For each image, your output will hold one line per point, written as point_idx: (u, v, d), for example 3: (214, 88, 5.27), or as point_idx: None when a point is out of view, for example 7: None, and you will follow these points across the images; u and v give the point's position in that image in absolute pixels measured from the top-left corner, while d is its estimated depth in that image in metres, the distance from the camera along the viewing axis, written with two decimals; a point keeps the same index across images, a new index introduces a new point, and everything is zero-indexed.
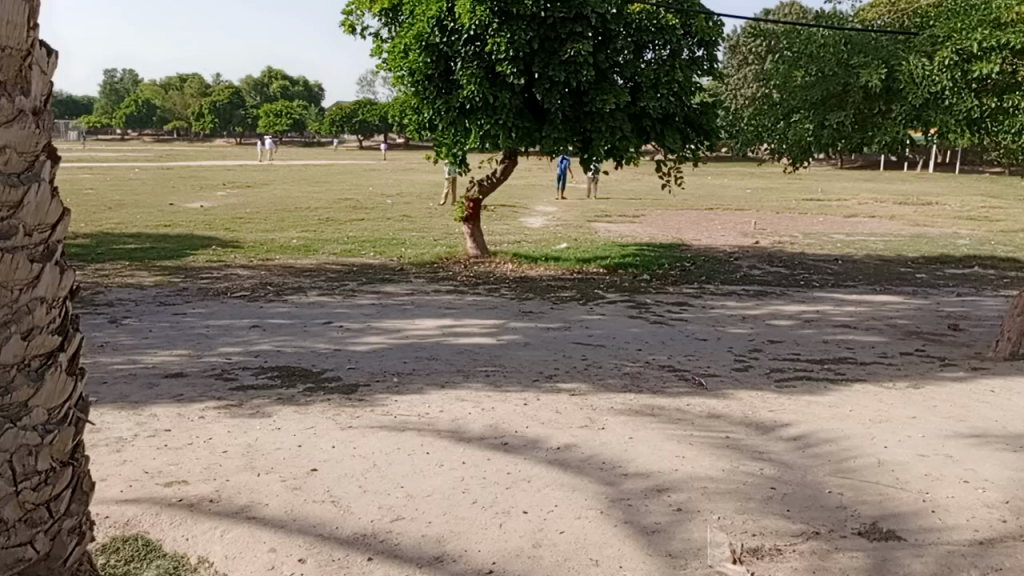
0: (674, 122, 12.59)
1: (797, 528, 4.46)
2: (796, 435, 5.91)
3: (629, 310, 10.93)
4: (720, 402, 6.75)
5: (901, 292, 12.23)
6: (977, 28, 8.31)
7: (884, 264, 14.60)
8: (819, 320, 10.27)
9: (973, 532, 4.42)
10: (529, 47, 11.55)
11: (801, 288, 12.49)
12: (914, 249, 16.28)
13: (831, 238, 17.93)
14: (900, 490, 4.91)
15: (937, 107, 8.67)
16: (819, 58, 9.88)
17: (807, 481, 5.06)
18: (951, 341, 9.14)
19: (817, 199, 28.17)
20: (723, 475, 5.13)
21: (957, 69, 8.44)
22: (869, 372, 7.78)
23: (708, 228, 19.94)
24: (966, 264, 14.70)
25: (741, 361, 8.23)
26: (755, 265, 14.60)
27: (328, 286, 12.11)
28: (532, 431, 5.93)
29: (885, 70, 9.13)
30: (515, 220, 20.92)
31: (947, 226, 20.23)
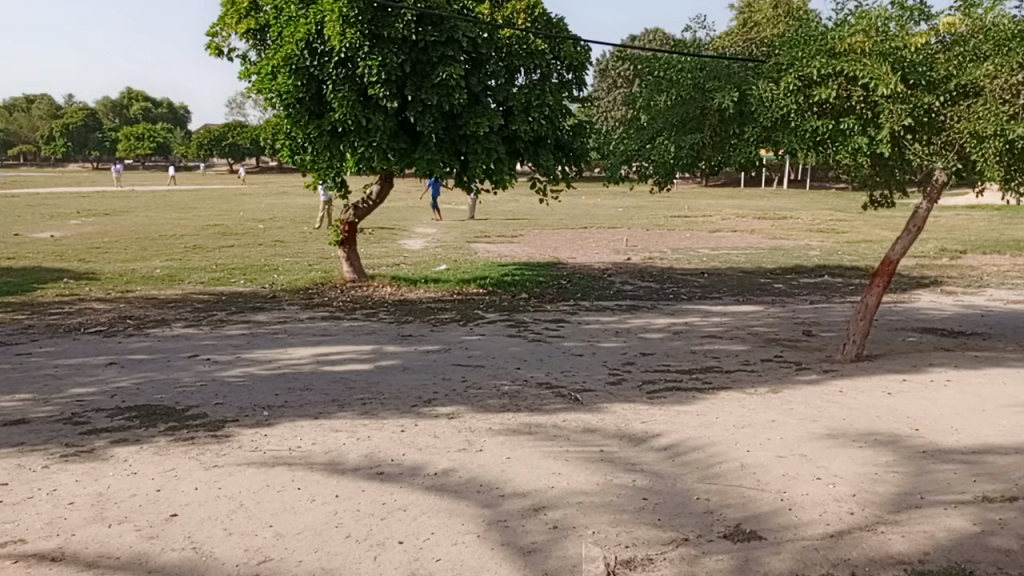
0: (547, 144, 12.83)
1: (667, 536, 4.59)
2: (667, 444, 6.12)
3: (508, 329, 11.03)
4: (595, 416, 6.90)
5: (760, 301, 13.03)
6: (815, 57, 8.59)
7: (745, 276, 15.49)
8: (688, 332, 10.75)
9: (825, 526, 4.67)
10: (401, 70, 11.60)
11: (670, 302, 13.06)
12: (771, 261, 17.39)
13: (697, 253, 18.87)
14: (761, 491, 5.16)
15: (784, 128, 9.09)
16: (678, 83, 10.04)
17: (676, 489, 5.24)
18: (806, 347, 9.79)
19: (683, 215, 29.59)
20: (597, 489, 5.23)
21: (800, 94, 8.73)
22: (733, 379, 8.20)
23: (583, 246, 20.50)
24: (817, 273, 15.83)
25: (615, 375, 8.47)
26: (627, 281, 15.14)
27: (194, 317, 11.52)
28: (408, 459, 5.83)
29: (736, 94, 9.48)
30: (393, 243, 20.75)
31: (800, 239, 21.70)
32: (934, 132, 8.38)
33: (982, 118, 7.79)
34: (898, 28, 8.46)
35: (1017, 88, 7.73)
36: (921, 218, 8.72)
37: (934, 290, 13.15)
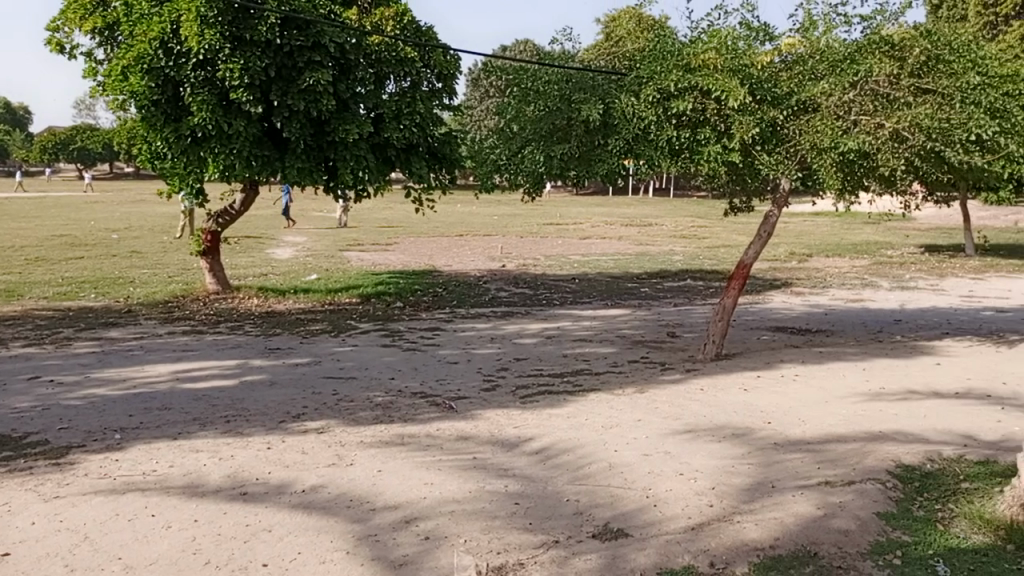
0: (419, 152, 12.71)
1: (538, 539, 4.65)
2: (538, 448, 6.21)
3: (382, 338, 10.86)
4: (468, 424, 6.90)
5: (628, 305, 13.51)
6: (672, 71, 9.02)
7: (614, 281, 16.02)
8: (560, 336, 10.98)
9: (686, 519, 4.88)
10: (265, 74, 11.17)
11: (543, 307, 13.30)
12: (638, 266, 18.08)
13: (569, 259, 19.34)
14: (627, 489, 5.33)
15: (645, 140, 9.42)
16: (545, 94, 10.21)
17: (547, 492, 5.33)
18: (670, 347, 10.24)
19: (556, 222, 30.29)
20: (469, 497, 5.22)
21: (659, 107, 9.11)
22: (602, 381, 8.44)
23: (458, 253, 20.54)
24: (681, 277, 16.61)
25: (489, 382, 8.52)
26: (502, 287, 15.30)
27: (36, 335, 10.60)
28: (275, 477, 5.60)
29: (601, 106, 9.79)
30: (261, 252, 19.99)
31: (665, 245, 22.71)
32: (778, 144, 8.99)
33: (819, 131, 8.46)
34: (746, 46, 9.00)
35: (849, 105, 8.57)
36: (770, 226, 9.30)
37: (784, 291, 14.11)
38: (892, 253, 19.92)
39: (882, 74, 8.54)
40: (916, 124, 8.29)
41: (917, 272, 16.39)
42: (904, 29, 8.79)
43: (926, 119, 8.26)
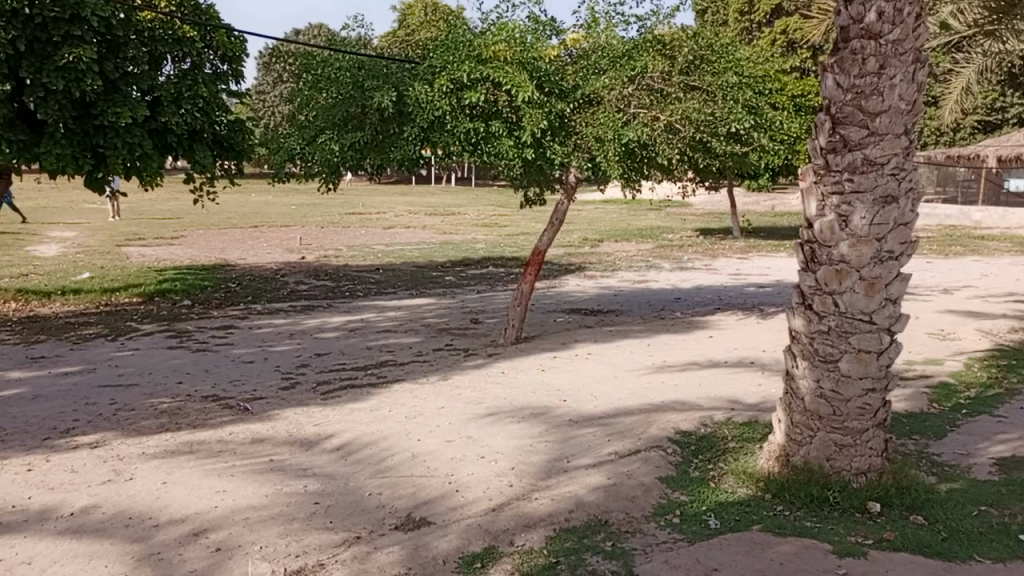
0: (203, 138, 11.79)
1: (339, 537, 4.54)
2: (340, 444, 6.07)
3: (168, 340, 10.05)
4: (264, 425, 6.58)
5: (432, 294, 13.57)
6: (464, 61, 9.13)
7: (418, 270, 16.02)
8: (364, 328, 10.79)
9: (487, 501, 4.98)
10: (13, 47, 9.91)
11: (346, 299, 12.99)
12: (441, 255, 18.20)
13: (372, 250, 19.05)
14: (430, 478, 5.36)
15: (441, 129, 9.38)
16: (337, 81, 9.83)
17: (348, 488, 5.21)
18: (473, 334, 10.42)
19: (358, 213, 29.70)
20: (265, 502, 4.98)
21: (452, 96, 9.20)
22: (406, 371, 8.41)
23: (254, 246, 19.50)
24: (483, 265, 16.93)
25: (288, 379, 8.17)
26: (302, 280, 14.74)
27: None
28: (38, 502, 5.00)
29: (394, 93, 9.54)
30: (20, 250, 17.70)
31: (467, 234, 23.05)
32: (566, 136, 9.40)
33: (603, 124, 9.01)
34: (533, 39, 9.33)
35: (628, 99, 9.21)
36: (560, 213, 9.73)
37: (578, 275, 14.85)
38: (673, 237, 21.67)
39: (655, 71, 9.28)
40: (687, 118, 9.12)
41: (693, 253, 17.96)
42: (672, 29, 9.58)
43: (694, 114, 9.10)
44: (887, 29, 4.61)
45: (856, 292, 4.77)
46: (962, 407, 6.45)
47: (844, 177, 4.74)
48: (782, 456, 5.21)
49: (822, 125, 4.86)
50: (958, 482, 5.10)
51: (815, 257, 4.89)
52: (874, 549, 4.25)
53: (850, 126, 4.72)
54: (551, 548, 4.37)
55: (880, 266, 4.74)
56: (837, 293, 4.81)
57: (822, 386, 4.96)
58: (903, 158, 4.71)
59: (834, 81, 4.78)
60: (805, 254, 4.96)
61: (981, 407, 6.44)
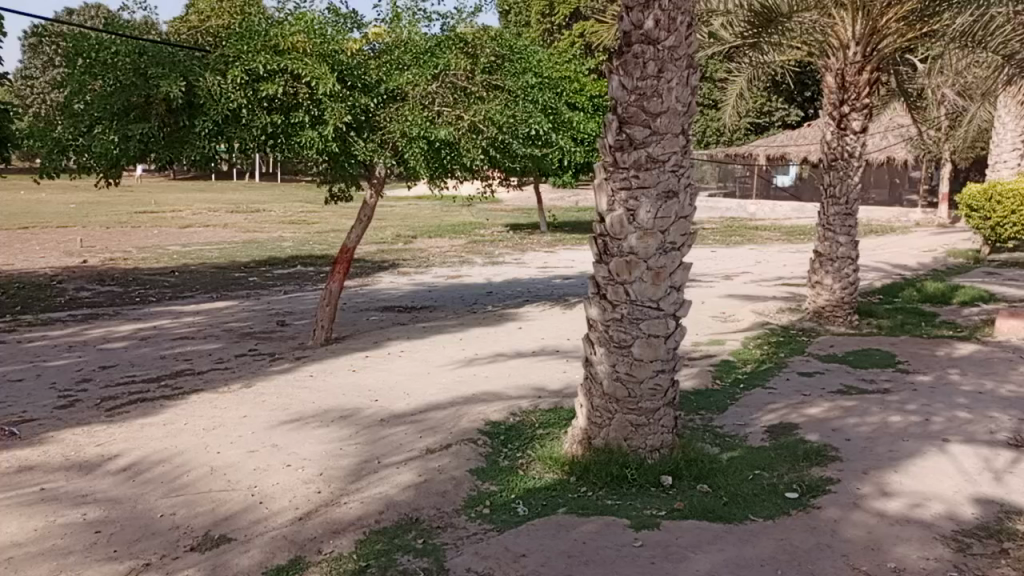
0: None
1: (124, 567, 4.14)
2: (127, 464, 5.55)
3: None
4: (35, 450, 5.87)
5: (235, 296, 12.83)
6: (260, 52, 8.67)
7: (219, 271, 15.07)
8: (157, 336, 9.97)
9: (294, 511, 4.78)
10: None
11: (137, 306, 11.94)
12: (245, 255, 17.25)
13: (166, 251, 17.65)
14: (230, 491, 5.05)
15: (237, 124, 8.84)
16: (114, 66, 8.90)
17: (136, 512, 4.78)
18: (280, 337, 9.98)
19: (150, 211, 27.39)
20: (35, 537, 4.44)
21: (248, 89, 8.70)
22: (205, 380, 7.88)
23: (23, 250, 17.35)
24: (291, 264, 16.27)
25: (66, 397, 7.35)
26: (83, 286, 13.33)
27: None
28: None
29: (183, 83, 8.68)
30: None
31: (273, 232, 22.04)
32: (371, 131, 9.24)
33: (408, 120, 8.96)
34: (334, 32, 9.08)
35: (432, 96, 9.23)
36: (368, 210, 9.56)
37: (391, 272, 14.70)
38: (484, 233, 22.08)
39: (459, 69, 9.36)
40: (489, 118, 9.28)
41: (504, 248, 18.42)
42: (474, 28, 9.70)
43: (497, 114, 9.30)
44: (664, 36, 4.96)
45: (644, 281, 5.10)
46: (739, 382, 7.13)
47: (630, 173, 5.05)
48: (584, 439, 5.48)
49: (610, 124, 5.15)
50: (736, 451, 5.63)
51: (608, 250, 5.18)
52: (667, 520, 4.57)
53: (635, 126, 5.03)
54: (361, 551, 4.27)
55: (664, 257, 5.10)
56: (628, 283, 5.12)
57: (617, 370, 5.27)
58: (681, 157, 5.08)
59: (620, 83, 5.09)
60: (598, 247, 5.24)
61: (755, 380, 7.16)
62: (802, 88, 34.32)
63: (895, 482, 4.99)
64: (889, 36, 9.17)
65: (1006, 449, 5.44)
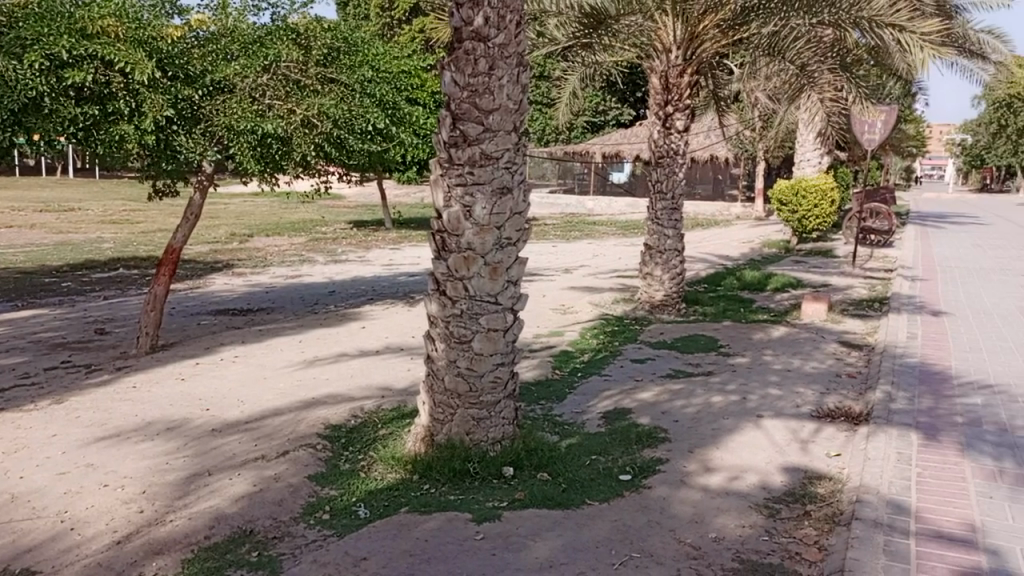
0: None
1: None
2: None
3: None
4: None
5: (45, 304, 11.65)
6: (64, 35, 7.70)
7: (25, 277, 13.63)
8: None
9: (111, 534, 4.40)
10: None
11: None
12: (57, 258, 15.72)
13: None
14: (35, 520, 4.57)
15: (37, 114, 7.72)
16: None
17: None
18: (98, 346, 9.18)
19: None
20: None
21: (51, 75, 7.66)
22: (8, 397, 7.09)
23: None
24: (111, 267, 15.01)
25: None
26: None
27: None
28: None
29: None
30: None
31: (90, 232, 20.26)
32: (194, 124, 8.63)
33: (234, 113, 8.49)
34: (149, 17, 8.46)
35: (263, 88, 8.83)
36: (196, 207, 8.99)
37: (225, 273, 13.96)
38: (326, 230, 21.49)
39: (290, 60, 9.03)
40: (324, 112, 9.01)
41: (347, 245, 18.02)
42: (306, 19, 9.39)
43: (331, 109, 9.04)
44: (493, 33, 5.02)
45: (481, 276, 5.13)
46: (578, 370, 7.39)
47: (466, 169, 5.08)
48: (427, 437, 5.46)
49: (444, 120, 5.15)
50: (574, 438, 5.82)
51: (446, 246, 5.18)
52: (508, 511, 4.64)
53: (468, 122, 5.05)
54: (189, 571, 4.01)
55: (501, 251, 5.16)
56: (466, 278, 5.13)
57: (457, 365, 5.27)
58: (514, 153, 5.16)
59: (452, 78, 5.11)
60: (437, 243, 5.23)
61: (592, 368, 7.46)
62: (633, 89, 36.14)
63: (716, 458, 5.36)
64: (707, 42, 9.81)
65: (810, 421, 6.00)
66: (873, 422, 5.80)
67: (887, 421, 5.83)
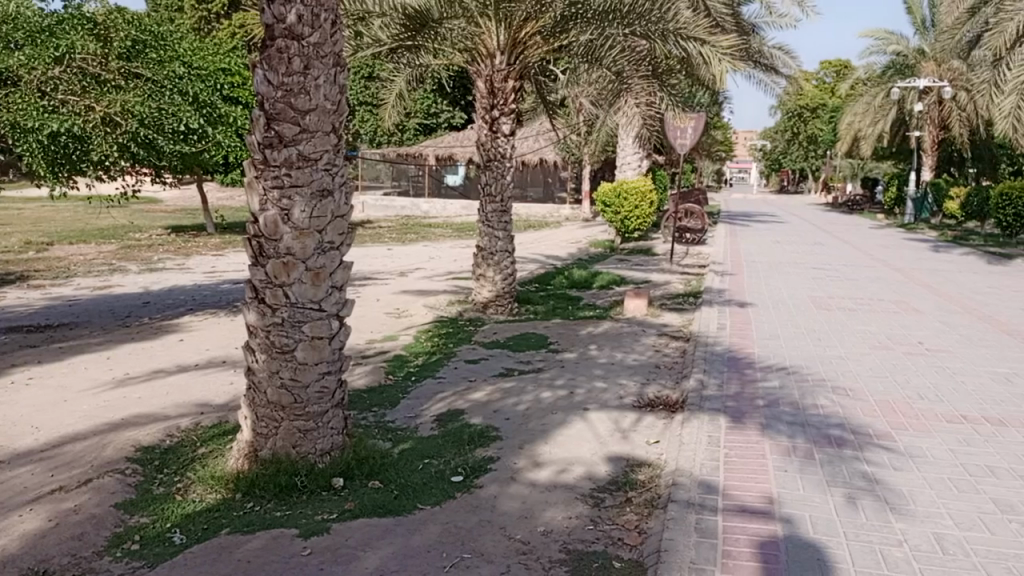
0: None
1: None
2: None
3: None
4: None
5: None
6: None
7: None
8: None
9: None
10: None
11: None
12: None
13: None
14: None
15: None
16: None
17: None
18: None
19: None
20: None
21: None
22: None
23: None
24: None
25: None
26: None
27: None
28: None
29: None
30: None
31: None
32: None
33: (18, 107, 7.70)
34: None
35: (54, 82, 8.02)
36: None
37: (19, 285, 12.57)
38: (139, 237, 19.93)
39: (87, 51, 8.24)
40: (127, 110, 8.27)
41: (164, 253, 16.81)
42: (105, 8, 8.66)
43: (136, 106, 8.31)
44: (308, 31, 4.84)
45: (303, 282, 4.95)
46: (411, 375, 7.33)
47: (283, 171, 4.88)
48: (250, 453, 5.19)
49: (257, 121, 4.91)
50: (407, 443, 5.76)
51: (264, 251, 4.95)
52: (337, 523, 4.50)
53: (284, 123, 4.85)
54: None
55: (323, 256, 5.00)
56: (286, 285, 4.93)
57: (280, 376, 5.06)
58: (333, 155, 5.03)
59: (264, 77, 4.88)
60: (253, 248, 4.99)
61: (426, 372, 7.43)
62: (464, 92, 36.57)
63: (545, 453, 5.51)
64: (530, 48, 10.08)
65: (631, 411, 6.33)
66: (687, 409, 6.21)
67: (700, 407, 6.26)
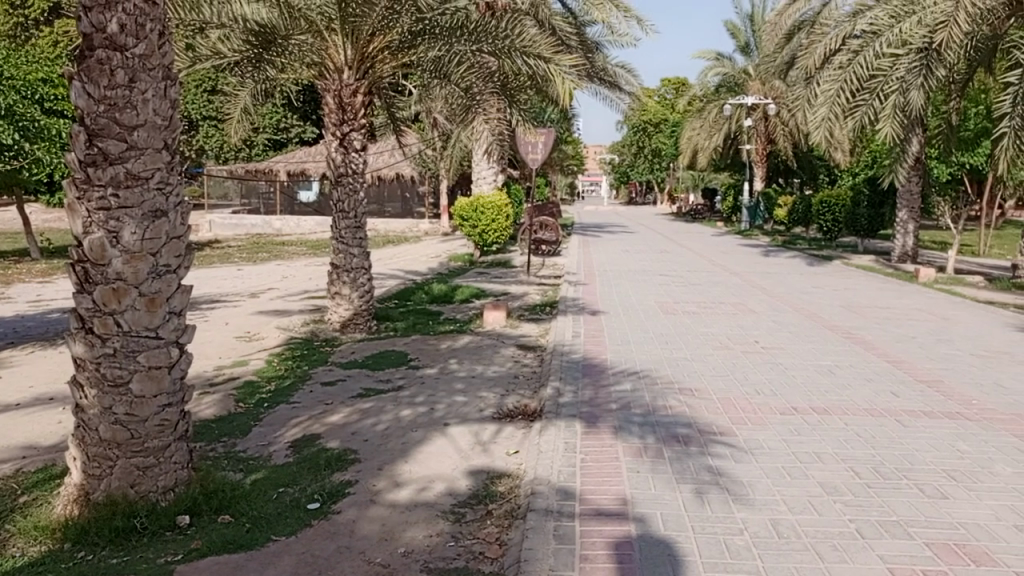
0: None
1: None
2: None
3: None
4: None
5: None
6: None
7: None
8: None
9: None
10: None
11: None
12: None
13: None
14: None
15: None
16: None
17: None
18: None
19: None
20: None
21: None
22: None
23: None
24: None
25: None
26: None
27: None
28: None
29: None
30: None
31: None
32: None
33: None
34: None
35: None
36: None
37: None
38: None
39: None
40: None
41: None
42: None
43: None
44: (131, 42, 4.54)
45: (136, 309, 4.62)
46: (263, 401, 7.02)
47: (108, 191, 4.54)
48: (81, 497, 4.77)
49: (76, 137, 4.56)
50: (259, 473, 5.50)
51: (89, 277, 4.59)
52: (182, 564, 4.22)
53: (108, 139, 4.53)
54: None
55: (158, 281, 4.70)
56: (117, 312, 4.59)
57: (113, 412, 4.69)
58: (166, 173, 4.75)
59: (83, 90, 4.52)
60: (78, 275, 4.61)
61: (280, 397, 7.13)
62: (315, 106, 35.69)
63: (405, 472, 5.44)
64: (374, 63, 10.06)
65: (491, 423, 6.38)
66: (545, 417, 6.34)
67: (557, 414, 6.41)
